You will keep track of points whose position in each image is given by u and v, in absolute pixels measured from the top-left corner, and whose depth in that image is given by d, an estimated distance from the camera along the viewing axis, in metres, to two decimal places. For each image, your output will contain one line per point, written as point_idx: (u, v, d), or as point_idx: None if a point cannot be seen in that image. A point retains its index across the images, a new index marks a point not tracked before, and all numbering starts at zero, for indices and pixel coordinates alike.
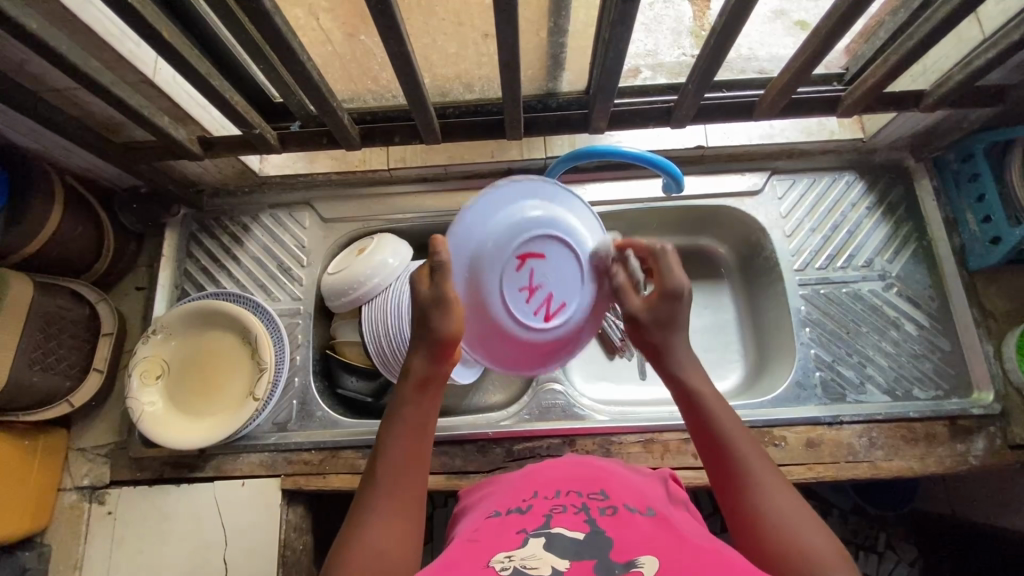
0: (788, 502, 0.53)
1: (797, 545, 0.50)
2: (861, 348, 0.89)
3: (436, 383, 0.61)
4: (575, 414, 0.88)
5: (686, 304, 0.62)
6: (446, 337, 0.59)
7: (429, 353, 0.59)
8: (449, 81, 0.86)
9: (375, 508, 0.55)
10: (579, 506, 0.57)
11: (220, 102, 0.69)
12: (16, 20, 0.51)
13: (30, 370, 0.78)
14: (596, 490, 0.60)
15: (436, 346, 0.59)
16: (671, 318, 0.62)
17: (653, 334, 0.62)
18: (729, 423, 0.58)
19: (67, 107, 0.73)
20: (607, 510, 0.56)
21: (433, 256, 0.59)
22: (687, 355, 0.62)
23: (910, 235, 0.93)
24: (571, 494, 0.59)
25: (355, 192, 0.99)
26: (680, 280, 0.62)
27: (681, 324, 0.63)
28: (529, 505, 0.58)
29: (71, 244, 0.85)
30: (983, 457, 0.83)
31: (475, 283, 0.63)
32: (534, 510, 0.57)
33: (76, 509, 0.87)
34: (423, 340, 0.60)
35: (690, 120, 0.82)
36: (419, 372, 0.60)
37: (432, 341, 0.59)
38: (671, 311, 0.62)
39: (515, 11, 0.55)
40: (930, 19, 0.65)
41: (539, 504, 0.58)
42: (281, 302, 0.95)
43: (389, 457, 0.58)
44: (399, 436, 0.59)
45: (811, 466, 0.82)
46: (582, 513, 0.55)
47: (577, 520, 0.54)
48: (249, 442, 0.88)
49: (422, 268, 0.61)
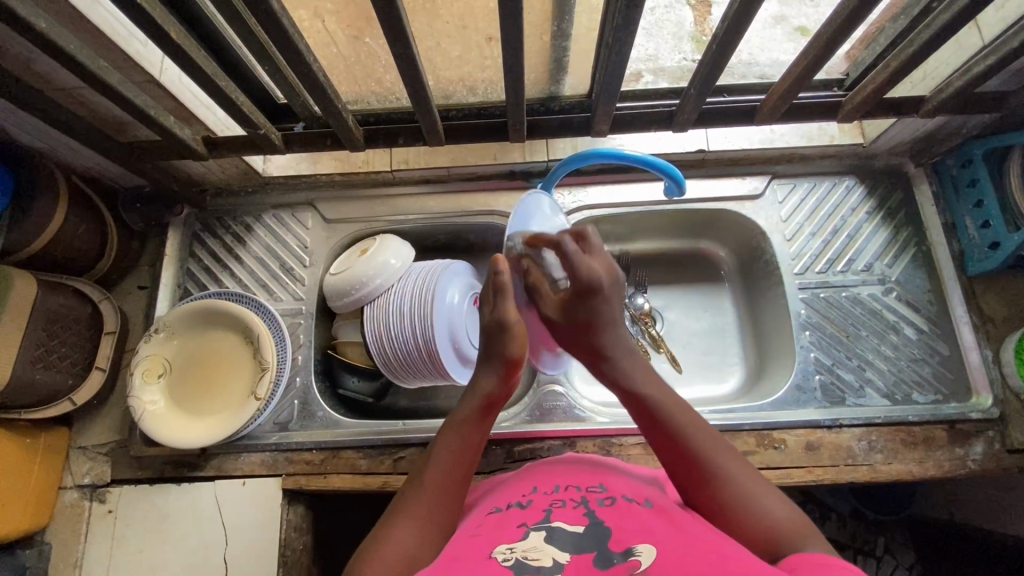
0: (748, 481, 0.54)
1: (760, 516, 0.52)
2: (860, 352, 0.90)
3: (497, 407, 0.64)
4: (575, 416, 0.88)
5: (607, 291, 0.63)
6: (514, 357, 0.64)
7: (501, 373, 0.63)
8: (452, 84, 0.86)
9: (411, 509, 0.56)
10: (579, 499, 0.57)
11: (227, 102, 0.70)
12: (25, 20, 0.52)
13: (33, 369, 0.78)
14: (595, 484, 0.61)
15: (505, 363, 0.64)
16: (606, 313, 0.63)
17: (586, 336, 0.63)
18: (677, 411, 0.58)
19: (74, 107, 0.73)
20: (606, 502, 0.56)
21: (495, 275, 0.66)
22: (622, 345, 0.63)
23: (910, 239, 0.94)
24: (570, 488, 0.60)
25: (358, 193, 0.99)
26: (598, 268, 0.63)
27: (601, 315, 0.63)
28: (530, 499, 0.59)
29: (75, 242, 0.86)
30: (981, 462, 0.83)
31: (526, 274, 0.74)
32: (534, 504, 0.57)
33: (77, 508, 0.87)
34: (496, 358, 0.64)
35: (692, 124, 0.82)
36: (486, 390, 0.63)
37: (498, 358, 0.64)
38: (589, 305, 0.63)
39: (520, 16, 0.56)
40: (930, 26, 0.66)
41: (539, 499, 0.58)
42: (283, 302, 0.95)
43: (440, 464, 0.59)
44: (455, 446, 0.61)
45: (811, 469, 0.83)
46: (581, 505, 0.56)
47: (576, 512, 0.55)
48: (250, 441, 0.88)
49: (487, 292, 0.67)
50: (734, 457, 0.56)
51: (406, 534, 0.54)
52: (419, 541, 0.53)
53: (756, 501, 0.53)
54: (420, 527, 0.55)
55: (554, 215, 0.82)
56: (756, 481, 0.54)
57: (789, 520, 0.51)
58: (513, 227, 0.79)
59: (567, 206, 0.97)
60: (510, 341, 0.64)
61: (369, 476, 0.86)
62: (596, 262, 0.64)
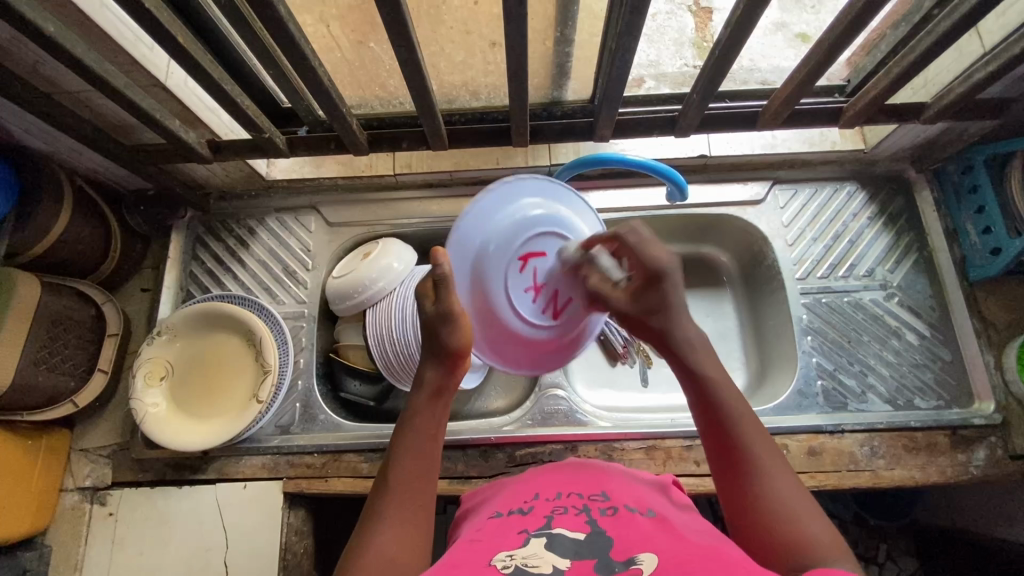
0: (792, 492, 0.54)
1: (800, 531, 0.51)
2: (862, 358, 0.90)
3: (448, 393, 0.64)
4: (577, 420, 0.88)
5: (673, 274, 0.64)
6: (458, 349, 0.62)
7: (442, 364, 0.62)
8: (456, 89, 0.86)
9: (386, 513, 0.56)
10: (580, 507, 0.57)
11: (232, 106, 0.70)
12: (33, 24, 0.52)
13: (36, 370, 0.78)
14: (597, 491, 0.61)
15: (448, 357, 0.62)
16: (672, 294, 0.64)
17: (655, 320, 0.64)
18: (737, 407, 0.59)
19: (80, 110, 0.74)
20: (607, 511, 0.56)
21: (435, 269, 0.61)
22: (688, 340, 0.63)
23: (911, 245, 0.94)
24: (572, 495, 0.60)
25: (361, 197, 1.00)
26: (663, 254, 0.64)
27: (665, 300, 0.64)
28: (531, 506, 0.59)
29: (79, 245, 0.86)
30: (984, 468, 0.83)
31: (481, 266, 0.64)
32: (536, 510, 0.57)
33: (77, 510, 0.87)
34: (439, 352, 0.63)
35: (694, 130, 0.83)
36: (432, 381, 0.63)
37: (441, 353, 0.63)
38: (660, 292, 0.64)
39: (523, 22, 0.57)
40: (931, 33, 0.66)
41: (541, 506, 0.58)
42: (286, 305, 0.95)
43: (401, 461, 0.59)
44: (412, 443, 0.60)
45: (813, 475, 0.83)
46: (583, 514, 0.56)
47: (578, 520, 0.55)
48: (252, 444, 0.88)
49: (427, 281, 0.63)
50: (789, 472, 0.55)
51: (383, 535, 0.54)
52: (399, 543, 0.54)
53: (793, 510, 0.52)
54: (395, 525, 0.55)
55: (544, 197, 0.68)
56: (806, 500, 0.53)
57: (823, 540, 0.50)
58: (483, 213, 0.65)
59: None
60: (455, 331, 0.62)
61: (370, 480, 0.86)
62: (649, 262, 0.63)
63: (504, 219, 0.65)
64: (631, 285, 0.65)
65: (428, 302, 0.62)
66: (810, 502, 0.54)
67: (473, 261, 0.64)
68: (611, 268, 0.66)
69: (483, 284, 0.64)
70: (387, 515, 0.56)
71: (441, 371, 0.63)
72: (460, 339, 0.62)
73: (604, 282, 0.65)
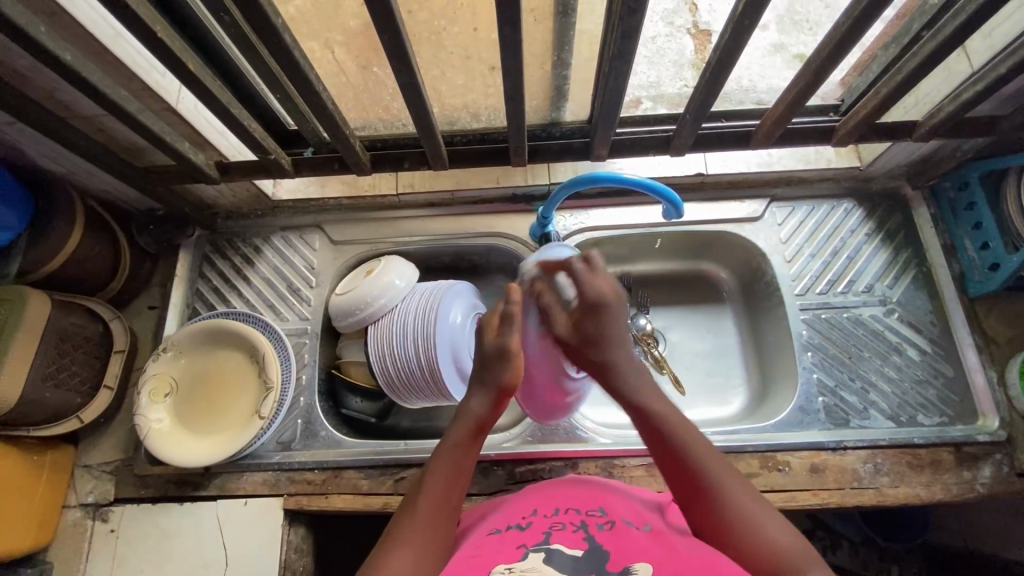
0: (742, 489, 0.57)
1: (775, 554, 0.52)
2: (863, 374, 0.89)
3: (489, 428, 0.66)
4: (577, 437, 0.88)
5: (613, 309, 0.68)
6: (507, 386, 0.66)
7: (492, 399, 0.66)
8: (456, 110, 0.89)
9: (407, 538, 0.56)
10: (578, 523, 0.58)
11: (240, 129, 0.72)
12: (50, 51, 0.55)
13: (43, 387, 0.80)
14: (595, 506, 0.61)
15: (498, 392, 0.66)
16: (606, 329, 0.67)
17: (594, 353, 0.67)
18: (688, 435, 0.60)
19: (94, 133, 0.76)
20: (605, 526, 0.57)
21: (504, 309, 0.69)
22: (622, 365, 0.66)
23: (910, 261, 0.94)
24: (570, 511, 0.60)
25: (365, 216, 1.02)
26: (606, 290, 0.68)
27: (600, 334, 0.67)
28: (529, 521, 0.59)
29: (89, 263, 0.88)
30: (990, 485, 0.82)
31: (526, 331, 0.77)
32: (534, 526, 0.58)
33: (79, 526, 0.88)
34: (489, 381, 0.67)
35: (689, 149, 0.84)
36: (476, 412, 0.65)
37: (493, 388, 0.66)
38: (599, 323, 0.67)
39: (519, 48, 0.59)
40: (918, 54, 0.68)
41: (539, 521, 0.59)
42: (290, 322, 0.97)
43: (434, 484, 0.60)
44: (444, 470, 0.61)
45: (816, 492, 0.82)
46: (580, 529, 0.56)
47: (576, 536, 0.55)
48: (253, 460, 0.88)
49: (494, 318, 0.71)
50: (752, 494, 0.57)
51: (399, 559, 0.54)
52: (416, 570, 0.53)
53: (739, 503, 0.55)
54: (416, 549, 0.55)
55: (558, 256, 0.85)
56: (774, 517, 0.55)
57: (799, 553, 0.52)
58: (531, 265, 0.81)
59: (569, 228, 0.99)
60: (507, 368, 0.67)
61: (370, 497, 0.86)
62: (586, 313, 0.68)
63: (545, 289, 0.81)
64: (574, 313, 0.70)
65: (490, 336, 0.69)
66: (778, 519, 0.55)
67: (521, 328, 0.77)
68: (566, 290, 0.72)
69: (527, 327, 0.77)
70: (410, 539, 0.56)
71: (484, 402, 0.66)
72: (512, 376, 0.67)
73: (557, 305, 0.72)
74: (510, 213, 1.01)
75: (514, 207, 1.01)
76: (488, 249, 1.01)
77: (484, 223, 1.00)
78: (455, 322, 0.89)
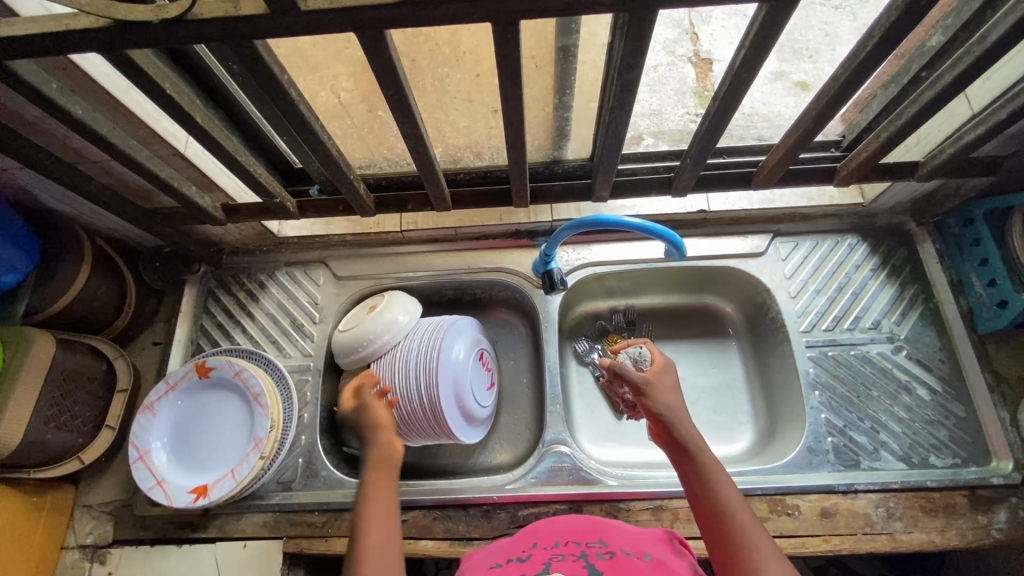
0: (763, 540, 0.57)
1: None
2: (873, 414, 0.88)
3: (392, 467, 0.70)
4: (583, 478, 0.86)
5: (671, 389, 0.72)
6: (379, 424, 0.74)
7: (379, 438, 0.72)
8: (460, 150, 0.91)
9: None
10: (578, 553, 0.58)
11: (247, 175, 0.73)
12: (62, 106, 0.56)
13: (45, 429, 0.79)
14: (595, 538, 0.61)
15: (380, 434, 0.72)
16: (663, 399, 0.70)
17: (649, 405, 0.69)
18: (721, 477, 0.62)
19: (103, 177, 0.78)
20: (605, 555, 0.57)
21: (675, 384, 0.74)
22: (678, 416, 0.68)
23: (916, 297, 0.93)
24: (570, 543, 0.60)
25: (369, 252, 1.02)
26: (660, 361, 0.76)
27: (667, 388, 0.71)
28: (529, 553, 0.60)
29: (95, 303, 0.89)
30: (1007, 531, 0.79)
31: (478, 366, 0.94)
32: (534, 558, 0.58)
33: (77, 569, 0.86)
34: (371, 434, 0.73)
35: (690, 189, 0.85)
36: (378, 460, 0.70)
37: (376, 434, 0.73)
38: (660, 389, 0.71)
39: (519, 101, 0.59)
40: (915, 101, 0.67)
41: (539, 553, 0.59)
42: (292, 358, 0.97)
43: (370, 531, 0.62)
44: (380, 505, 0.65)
45: (827, 538, 0.80)
46: (580, 559, 0.57)
47: (575, 565, 0.55)
48: (253, 501, 0.87)
49: (675, 389, 0.72)
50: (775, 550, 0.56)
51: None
52: None
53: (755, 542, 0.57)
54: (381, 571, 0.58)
55: (462, 363, 0.89)
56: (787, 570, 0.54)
57: None
58: (467, 369, 0.90)
59: (571, 263, 0.99)
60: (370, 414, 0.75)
61: None
62: (664, 372, 0.75)
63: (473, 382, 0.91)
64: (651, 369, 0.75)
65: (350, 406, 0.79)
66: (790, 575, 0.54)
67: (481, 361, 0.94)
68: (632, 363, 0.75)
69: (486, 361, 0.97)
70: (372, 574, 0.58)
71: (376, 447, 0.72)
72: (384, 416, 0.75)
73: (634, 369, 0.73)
74: (512, 248, 1.01)
75: (516, 241, 1.01)
76: (490, 284, 1.01)
77: (487, 257, 1.01)
78: (458, 357, 0.89)
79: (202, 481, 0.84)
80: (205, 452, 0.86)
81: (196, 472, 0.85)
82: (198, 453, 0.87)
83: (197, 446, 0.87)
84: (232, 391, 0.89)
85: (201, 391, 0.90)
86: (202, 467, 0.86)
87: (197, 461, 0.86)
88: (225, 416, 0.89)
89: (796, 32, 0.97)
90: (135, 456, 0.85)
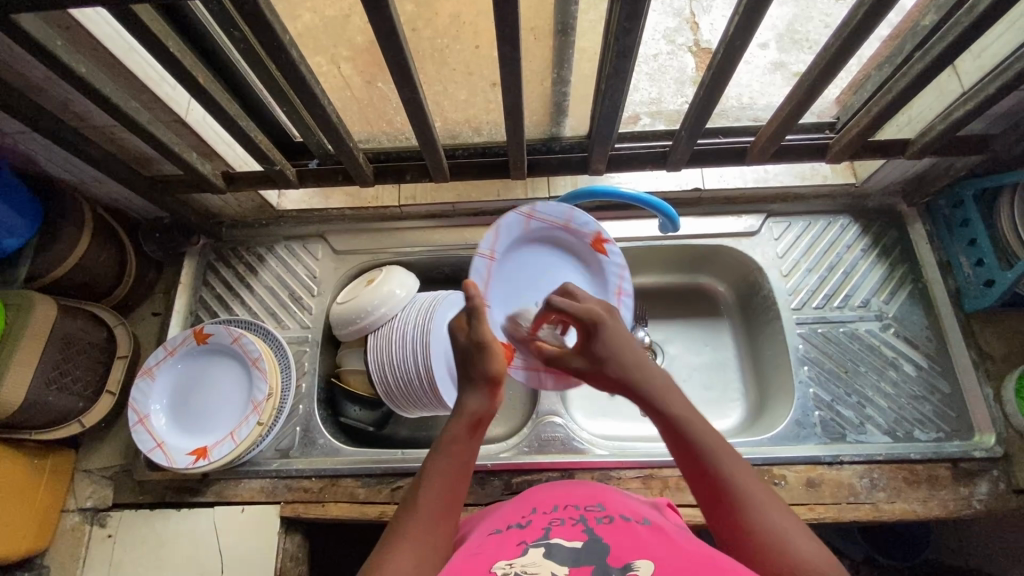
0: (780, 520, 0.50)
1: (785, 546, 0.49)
2: (860, 388, 0.90)
3: (484, 427, 0.62)
4: (573, 448, 0.88)
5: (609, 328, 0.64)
6: (494, 375, 0.62)
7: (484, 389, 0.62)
8: (459, 125, 0.91)
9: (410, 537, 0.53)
10: (577, 518, 0.58)
11: (246, 140, 0.74)
12: (65, 63, 0.56)
13: (46, 391, 0.80)
14: (594, 504, 0.62)
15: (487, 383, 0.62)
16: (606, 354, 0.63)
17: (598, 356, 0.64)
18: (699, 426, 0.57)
19: (106, 143, 0.79)
20: (605, 519, 0.57)
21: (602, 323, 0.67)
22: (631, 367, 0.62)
23: (905, 277, 0.95)
24: (569, 507, 0.61)
25: (367, 226, 1.03)
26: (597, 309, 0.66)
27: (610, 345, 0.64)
28: (529, 519, 0.59)
29: (96, 269, 0.90)
30: (987, 502, 0.82)
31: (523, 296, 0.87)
32: (534, 523, 0.58)
33: (77, 531, 0.88)
34: (478, 377, 0.62)
35: (685, 164, 0.86)
36: (474, 410, 0.61)
37: (481, 379, 0.62)
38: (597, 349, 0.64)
39: (517, 64, 0.60)
40: (907, 74, 0.68)
41: (539, 518, 0.59)
42: (291, 330, 0.98)
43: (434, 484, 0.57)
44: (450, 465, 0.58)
45: (813, 507, 0.82)
46: (579, 523, 0.57)
47: (575, 530, 0.55)
48: (250, 467, 0.89)
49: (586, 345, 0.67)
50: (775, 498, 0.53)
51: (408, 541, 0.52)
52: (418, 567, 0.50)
53: (798, 547, 0.49)
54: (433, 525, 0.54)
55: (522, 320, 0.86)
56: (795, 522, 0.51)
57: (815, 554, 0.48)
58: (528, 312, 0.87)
59: None
60: (488, 358, 0.62)
61: (367, 505, 0.86)
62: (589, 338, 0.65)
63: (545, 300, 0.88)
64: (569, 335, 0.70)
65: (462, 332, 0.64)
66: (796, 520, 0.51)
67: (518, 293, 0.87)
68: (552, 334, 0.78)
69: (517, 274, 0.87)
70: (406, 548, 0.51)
71: (481, 398, 0.62)
72: (496, 366, 0.62)
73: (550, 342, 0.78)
74: None
75: None
76: None
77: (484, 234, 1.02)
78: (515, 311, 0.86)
79: (206, 439, 0.86)
80: (206, 414, 0.88)
81: (198, 433, 0.87)
82: (199, 417, 0.88)
83: (196, 409, 0.88)
84: (223, 355, 0.91)
85: (195, 359, 0.91)
86: (201, 428, 0.87)
87: (197, 423, 0.88)
88: (221, 379, 0.90)
89: (796, 22, 0.99)
90: (135, 419, 0.86)
